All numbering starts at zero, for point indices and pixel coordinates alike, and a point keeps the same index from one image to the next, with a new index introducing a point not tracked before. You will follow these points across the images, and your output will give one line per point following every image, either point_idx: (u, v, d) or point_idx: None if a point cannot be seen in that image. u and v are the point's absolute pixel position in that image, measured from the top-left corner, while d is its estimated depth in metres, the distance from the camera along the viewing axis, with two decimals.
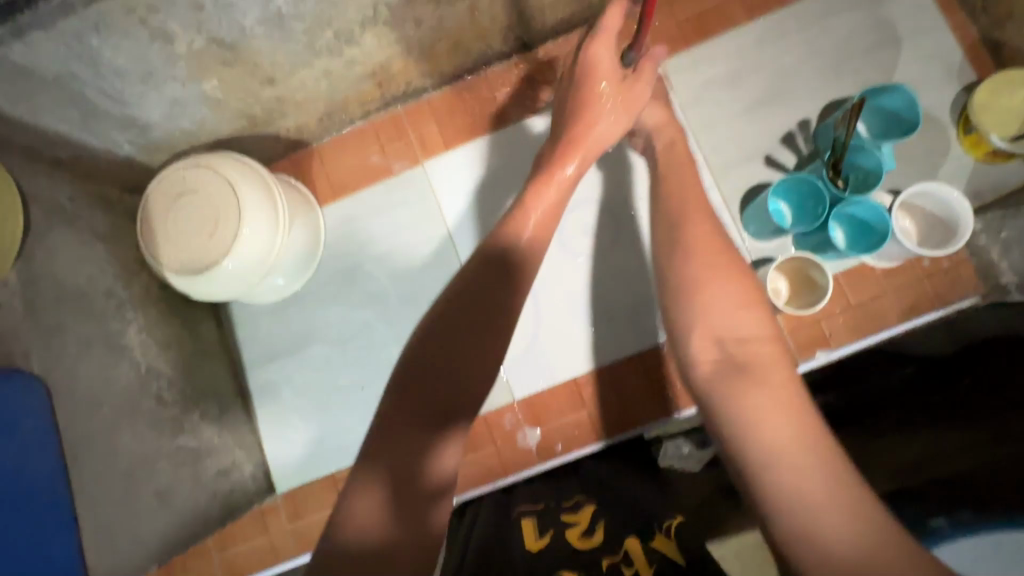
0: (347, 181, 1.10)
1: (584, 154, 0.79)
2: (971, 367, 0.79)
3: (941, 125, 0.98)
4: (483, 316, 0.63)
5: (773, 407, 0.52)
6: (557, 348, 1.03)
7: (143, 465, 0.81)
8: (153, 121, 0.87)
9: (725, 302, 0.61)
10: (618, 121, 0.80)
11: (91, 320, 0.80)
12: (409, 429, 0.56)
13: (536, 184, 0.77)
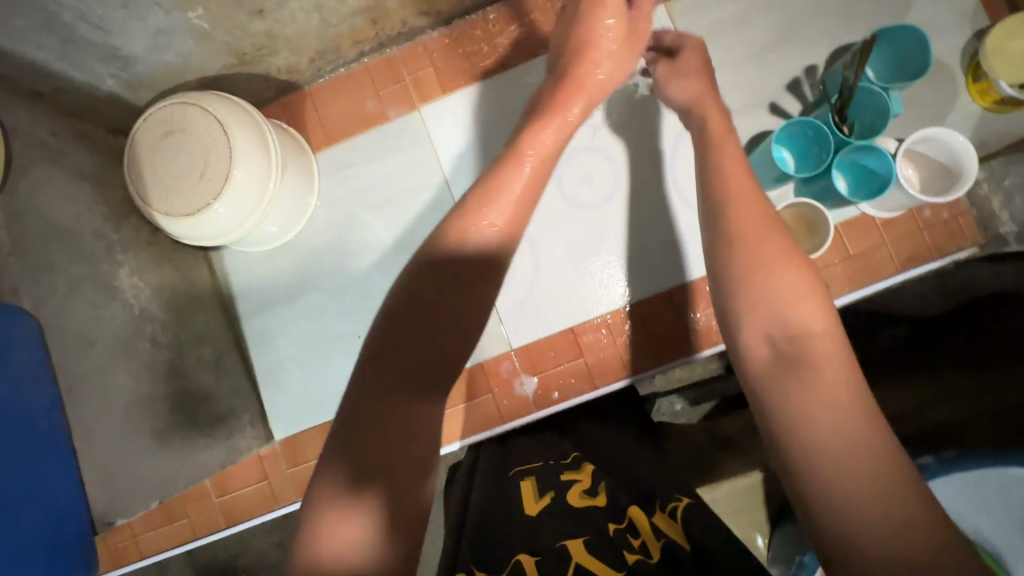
0: (341, 126, 1.07)
1: (583, 100, 0.75)
2: (963, 324, 0.86)
3: (950, 72, 0.96)
4: (450, 293, 0.56)
5: (829, 403, 0.45)
6: (555, 298, 1.03)
7: (140, 404, 0.81)
8: (136, 52, 0.83)
9: (776, 272, 0.54)
10: (619, 61, 0.77)
11: (80, 259, 0.79)
12: (376, 423, 0.49)
13: (534, 126, 0.71)
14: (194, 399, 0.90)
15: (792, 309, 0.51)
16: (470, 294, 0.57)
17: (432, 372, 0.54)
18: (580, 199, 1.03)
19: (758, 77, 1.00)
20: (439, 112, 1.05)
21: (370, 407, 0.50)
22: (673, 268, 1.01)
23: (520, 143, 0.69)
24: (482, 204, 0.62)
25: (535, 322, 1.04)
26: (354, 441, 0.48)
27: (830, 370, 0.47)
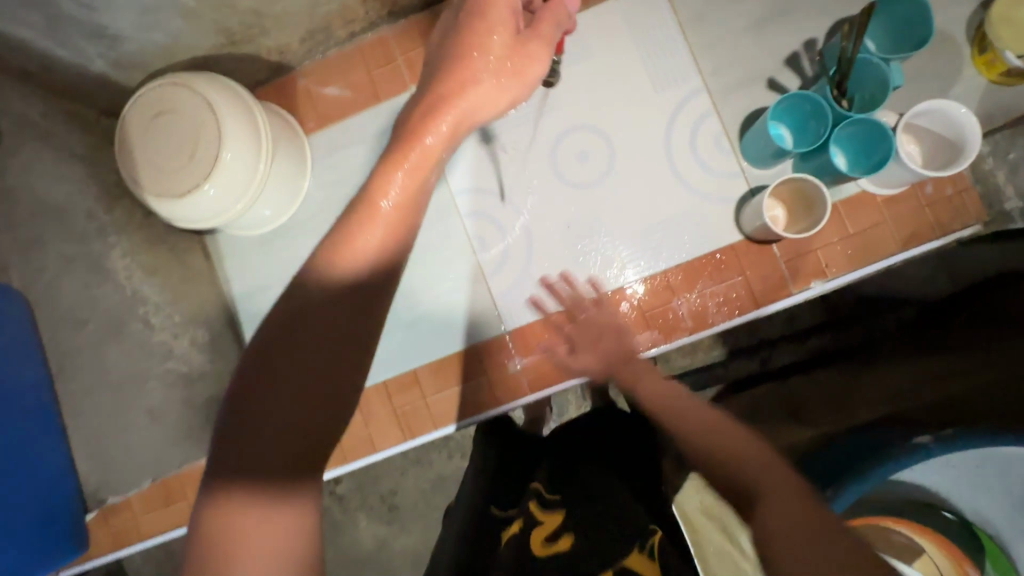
0: (331, 110, 1.06)
1: (447, 125, 0.64)
2: (968, 303, 0.93)
3: (955, 44, 0.93)
4: (327, 334, 0.50)
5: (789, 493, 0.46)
6: (549, 279, 1.02)
7: (133, 382, 0.83)
8: (125, 32, 0.82)
9: (648, 385, 0.73)
10: (499, 87, 0.67)
11: (71, 236, 0.79)
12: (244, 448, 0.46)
13: (384, 164, 0.60)
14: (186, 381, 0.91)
15: (653, 403, 0.69)
16: (348, 340, 0.51)
17: (320, 424, 0.49)
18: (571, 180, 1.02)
19: (754, 52, 0.98)
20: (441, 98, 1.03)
21: (251, 458, 0.46)
22: (675, 246, 0.99)
23: (369, 188, 0.59)
24: (324, 260, 0.54)
25: (528, 303, 1.03)
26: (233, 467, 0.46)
27: (689, 429, 0.61)
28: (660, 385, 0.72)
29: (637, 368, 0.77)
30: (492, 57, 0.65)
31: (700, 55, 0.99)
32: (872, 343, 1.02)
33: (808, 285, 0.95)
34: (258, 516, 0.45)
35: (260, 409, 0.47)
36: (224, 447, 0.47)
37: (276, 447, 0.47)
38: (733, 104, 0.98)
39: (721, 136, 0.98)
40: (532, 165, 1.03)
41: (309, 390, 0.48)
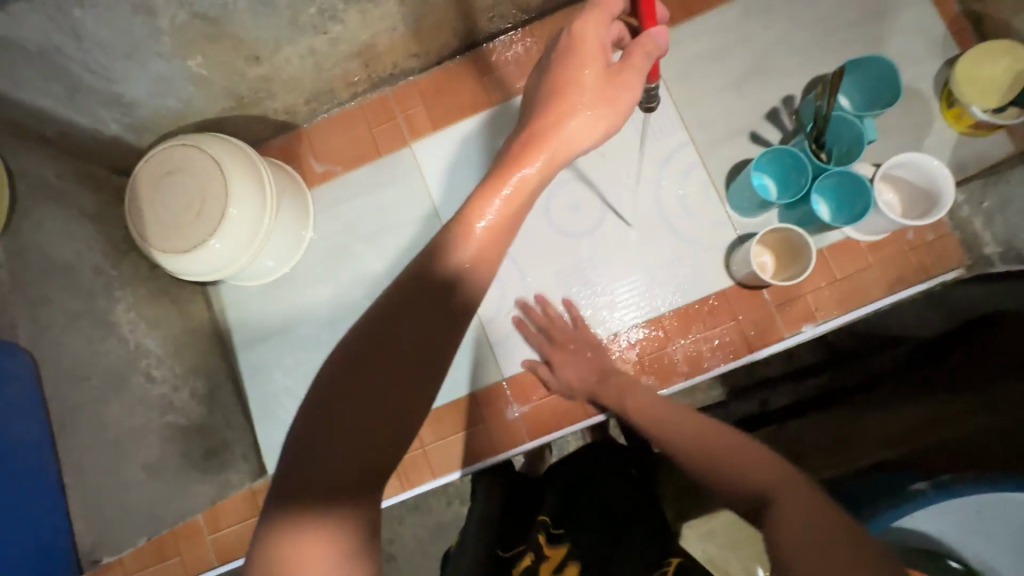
0: (329, 172, 1.11)
1: (544, 158, 0.66)
2: (960, 342, 0.92)
3: (923, 99, 0.99)
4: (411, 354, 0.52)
5: (801, 522, 0.47)
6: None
7: (132, 437, 0.82)
8: (140, 99, 0.86)
9: (741, 460, 0.58)
10: (596, 116, 0.68)
11: (79, 293, 0.81)
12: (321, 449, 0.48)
13: (487, 187, 0.63)
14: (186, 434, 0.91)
15: (777, 485, 0.52)
16: (428, 351, 0.53)
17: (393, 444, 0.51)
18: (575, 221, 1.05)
19: (737, 108, 1.03)
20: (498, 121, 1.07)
21: (322, 482, 0.48)
22: (669, 290, 1.02)
23: (467, 211, 0.62)
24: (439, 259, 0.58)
25: (526, 349, 1.04)
26: (305, 468, 0.48)
27: (799, 500, 0.49)
28: (769, 466, 0.56)
29: (727, 442, 0.62)
30: (591, 91, 0.67)
31: (686, 111, 1.04)
32: (868, 384, 1.03)
33: (799, 329, 0.97)
34: (315, 538, 0.47)
35: (343, 431, 0.49)
36: (298, 451, 0.49)
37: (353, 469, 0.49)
38: (719, 156, 1.03)
39: (708, 186, 1.02)
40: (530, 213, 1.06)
41: (393, 393, 0.51)
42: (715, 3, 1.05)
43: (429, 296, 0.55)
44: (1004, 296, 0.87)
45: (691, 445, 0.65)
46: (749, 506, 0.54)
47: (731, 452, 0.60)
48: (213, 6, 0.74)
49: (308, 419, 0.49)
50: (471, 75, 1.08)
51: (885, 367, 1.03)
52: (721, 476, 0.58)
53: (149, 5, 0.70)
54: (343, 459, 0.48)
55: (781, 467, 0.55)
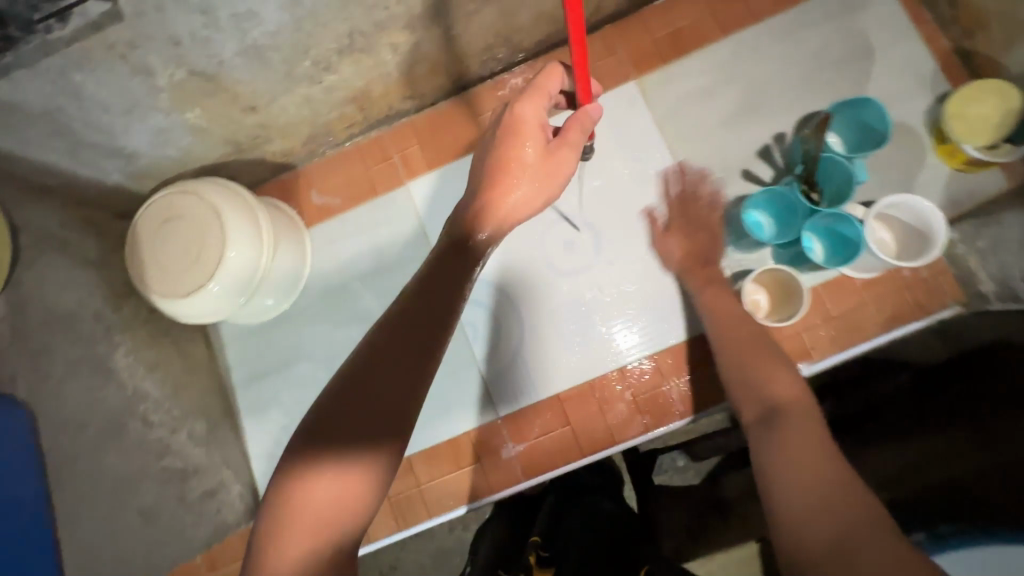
0: (325, 203, 1.13)
1: (492, 223, 0.77)
2: (960, 376, 0.92)
3: (914, 134, 0.99)
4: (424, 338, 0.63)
5: (807, 436, 0.62)
6: (539, 365, 1.04)
7: (129, 483, 0.83)
8: (140, 149, 0.88)
9: (767, 378, 0.73)
10: (538, 190, 0.77)
11: (77, 341, 0.83)
12: (351, 395, 0.59)
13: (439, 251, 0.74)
14: (183, 476, 0.92)
15: (788, 406, 0.68)
16: (443, 315, 0.66)
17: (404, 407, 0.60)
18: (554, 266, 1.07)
19: (728, 144, 1.04)
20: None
21: (349, 424, 0.57)
22: (664, 329, 1.02)
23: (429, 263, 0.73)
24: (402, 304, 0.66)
25: (520, 388, 1.04)
26: (334, 413, 0.58)
27: (805, 423, 0.64)
28: (791, 387, 0.71)
29: (764, 358, 0.77)
30: (529, 168, 0.76)
31: (677, 148, 1.05)
32: (874, 410, 1.00)
33: (795, 367, 0.97)
34: (335, 472, 0.56)
35: (370, 383, 0.59)
36: (332, 402, 0.59)
37: (370, 419, 0.58)
38: (711, 193, 1.03)
39: (701, 223, 1.03)
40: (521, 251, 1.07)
41: (410, 351, 0.62)
42: (705, 42, 1.06)
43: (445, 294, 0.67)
44: (1017, 334, 0.86)
45: (734, 359, 0.79)
46: (760, 413, 0.69)
47: (775, 371, 0.74)
48: (209, 63, 0.76)
49: (343, 378, 0.60)
50: (465, 114, 1.09)
51: (887, 394, 1.00)
52: (750, 387, 0.74)
53: (147, 66, 0.72)
54: (374, 392, 0.59)
55: (800, 394, 0.69)
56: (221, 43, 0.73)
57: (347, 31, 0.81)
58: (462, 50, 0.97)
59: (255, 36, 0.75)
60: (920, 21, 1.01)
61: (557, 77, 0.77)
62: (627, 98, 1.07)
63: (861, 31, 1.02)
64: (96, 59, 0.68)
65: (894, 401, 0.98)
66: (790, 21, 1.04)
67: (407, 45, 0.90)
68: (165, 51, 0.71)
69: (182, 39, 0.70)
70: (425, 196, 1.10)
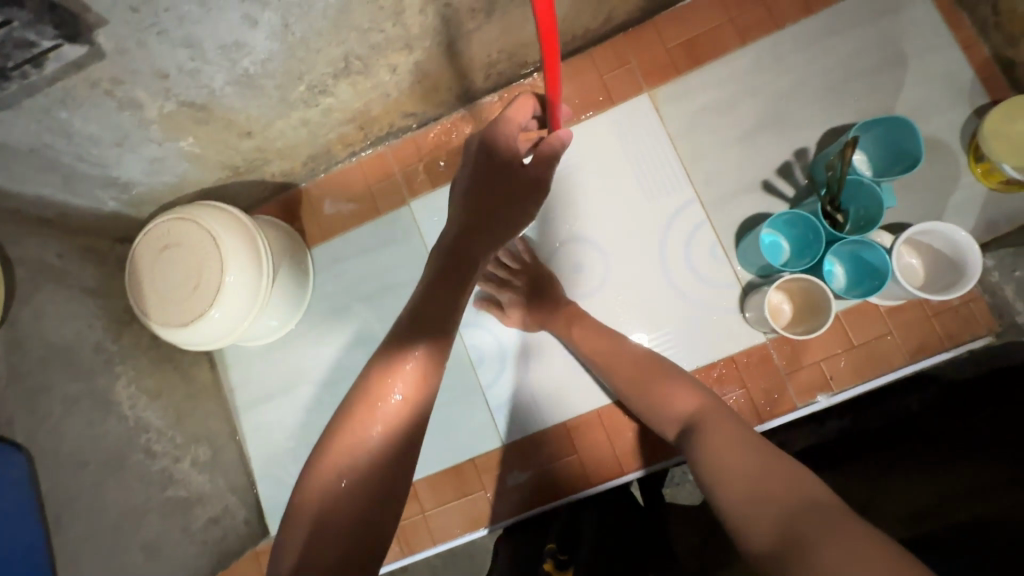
0: (340, 213, 1.10)
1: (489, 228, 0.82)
2: (992, 399, 0.77)
3: (948, 151, 0.92)
4: (470, 277, 0.78)
5: (723, 442, 0.65)
6: (531, 393, 1.02)
7: (130, 517, 0.83)
8: (135, 178, 0.86)
9: (665, 398, 0.78)
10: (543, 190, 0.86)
11: (77, 377, 0.82)
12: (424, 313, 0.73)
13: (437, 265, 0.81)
14: (185, 505, 0.92)
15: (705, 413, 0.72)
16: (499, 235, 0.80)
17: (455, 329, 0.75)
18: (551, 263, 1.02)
19: (746, 161, 0.98)
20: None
21: (418, 329, 0.72)
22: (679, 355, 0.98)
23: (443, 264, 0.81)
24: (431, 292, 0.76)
25: (527, 413, 1.02)
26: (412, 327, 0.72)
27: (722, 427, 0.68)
28: (688, 392, 0.77)
29: (662, 376, 0.82)
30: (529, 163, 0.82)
31: (692, 164, 1.00)
32: (899, 424, 0.85)
33: (813, 399, 0.93)
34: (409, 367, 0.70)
35: (439, 300, 0.75)
36: (411, 319, 0.74)
37: (424, 331, 0.73)
38: (728, 213, 0.98)
39: (715, 245, 0.98)
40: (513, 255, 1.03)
41: (470, 268, 0.78)
42: (723, 51, 1.00)
43: (482, 248, 0.80)
44: None
45: (633, 382, 0.84)
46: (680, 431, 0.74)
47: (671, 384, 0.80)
48: (200, 94, 0.73)
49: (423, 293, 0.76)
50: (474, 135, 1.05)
51: (910, 413, 0.86)
52: (657, 409, 0.79)
53: (135, 100, 0.70)
54: (438, 306, 0.74)
55: (698, 399, 0.75)
56: (211, 74, 0.70)
57: (342, 55, 0.78)
58: (465, 66, 0.93)
59: (246, 65, 0.72)
60: (958, 27, 0.94)
61: (525, 107, 0.85)
62: (642, 112, 1.02)
63: (892, 39, 0.96)
64: (81, 97, 0.66)
65: (910, 421, 0.84)
66: (815, 28, 0.98)
67: (407, 65, 0.86)
68: (153, 84, 0.68)
69: (170, 72, 0.68)
70: (427, 217, 1.08)
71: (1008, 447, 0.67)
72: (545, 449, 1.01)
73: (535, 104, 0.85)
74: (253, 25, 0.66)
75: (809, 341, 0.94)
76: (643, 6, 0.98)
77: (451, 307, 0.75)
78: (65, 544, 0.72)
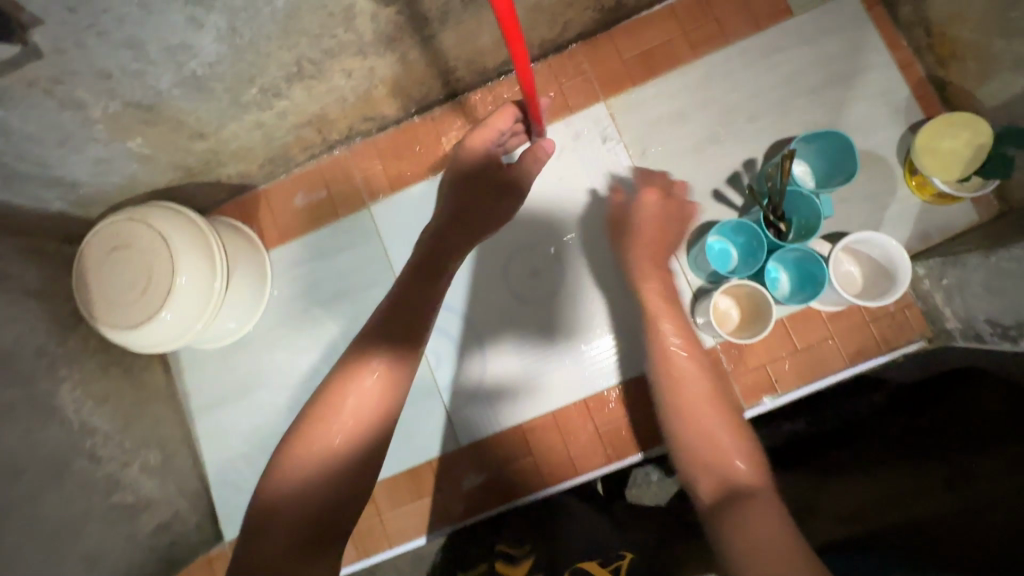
0: (311, 204, 1.09)
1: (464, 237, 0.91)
2: (931, 403, 0.82)
3: (885, 165, 0.97)
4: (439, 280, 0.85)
5: (769, 540, 0.58)
6: (497, 391, 1.03)
7: (72, 524, 0.81)
8: (81, 178, 0.84)
9: (728, 453, 0.72)
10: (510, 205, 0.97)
11: (16, 382, 0.80)
12: (401, 309, 0.79)
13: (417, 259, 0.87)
14: (133, 511, 0.91)
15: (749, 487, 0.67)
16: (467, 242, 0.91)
17: (425, 325, 0.79)
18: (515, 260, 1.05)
19: (698, 171, 1.01)
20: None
21: (398, 322, 0.77)
22: (635, 358, 1.01)
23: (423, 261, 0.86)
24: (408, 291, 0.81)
25: (493, 411, 1.03)
26: (391, 318, 0.78)
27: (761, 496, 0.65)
28: (751, 458, 0.72)
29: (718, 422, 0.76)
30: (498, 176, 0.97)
31: (645, 173, 1.03)
32: (848, 427, 0.90)
33: (759, 401, 0.96)
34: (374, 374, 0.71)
35: (419, 298, 0.81)
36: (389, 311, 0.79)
37: (399, 328, 0.76)
38: None
39: None
40: (480, 266, 1.05)
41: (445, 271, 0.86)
42: (676, 63, 1.03)
43: (450, 247, 0.88)
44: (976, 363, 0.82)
45: (690, 406, 0.78)
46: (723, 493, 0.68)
47: (719, 424, 0.75)
48: (146, 95, 0.73)
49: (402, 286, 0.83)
50: (433, 139, 1.07)
51: (860, 414, 0.91)
52: (710, 463, 0.72)
53: (77, 100, 0.69)
54: (416, 304, 0.80)
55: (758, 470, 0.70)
56: (156, 75, 0.70)
57: (294, 60, 0.78)
58: (423, 72, 0.93)
59: (193, 67, 0.71)
60: (896, 47, 0.98)
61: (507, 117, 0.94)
62: (598, 121, 1.04)
63: (835, 57, 1.00)
64: (17, 96, 0.64)
65: (863, 421, 0.89)
66: (763, 44, 1.02)
67: (363, 70, 0.86)
68: (95, 85, 0.67)
69: (112, 73, 0.67)
70: (387, 220, 1.08)
71: (952, 470, 0.67)
72: (502, 451, 1.02)
73: (517, 113, 0.95)
74: (199, 27, 0.65)
75: (755, 345, 0.97)
76: (599, 18, 1.00)
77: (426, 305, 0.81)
78: None
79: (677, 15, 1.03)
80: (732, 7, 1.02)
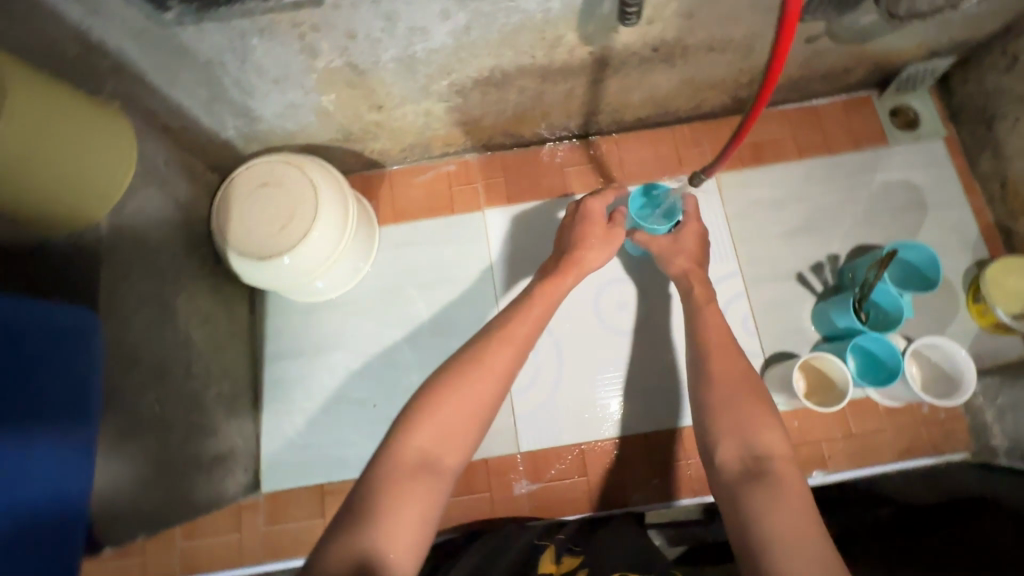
0: (429, 193, 1.18)
1: (474, 394, 0.68)
2: (945, 525, 0.85)
3: (952, 287, 1.09)
4: (410, 485, 0.60)
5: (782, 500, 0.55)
6: (573, 410, 1.07)
7: (161, 426, 0.82)
8: (265, 113, 0.93)
9: (750, 411, 0.65)
10: (601, 251, 0.90)
11: (152, 277, 0.83)
12: (359, 507, 0.58)
13: (408, 426, 0.65)
14: (200, 436, 0.91)
15: (777, 464, 0.59)
16: (482, 390, 0.68)
17: (388, 525, 0.56)
18: (619, 301, 1.11)
19: (786, 253, 1.12)
20: (563, 213, 1.16)
21: (347, 518, 0.57)
22: None
23: (410, 430, 0.65)
24: (391, 481, 0.60)
25: (563, 427, 1.06)
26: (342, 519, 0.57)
27: (789, 482, 0.57)
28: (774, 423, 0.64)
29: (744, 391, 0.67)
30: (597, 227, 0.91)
31: (740, 242, 1.13)
32: (854, 532, 0.89)
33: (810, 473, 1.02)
34: None
35: (393, 489, 0.59)
36: (351, 504, 0.59)
37: (346, 536, 0.55)
38: (764, 292, 1.11)
39: (748, 317, 1.10)
40: (592, 294, 1.12)
41: (432, 436, 0.64)
42: (784, 157, 1.17)
43: (453, 403, 0.67)
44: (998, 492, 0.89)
45: (727, 399, 0.67)
46: (743, 463, 0.61)
47: (733, 380, 0.69)
48: (367, 61, 0.83)
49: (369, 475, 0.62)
50: (558, 166, 1.18)
51: (866, 523, 0.91)
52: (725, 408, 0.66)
53: (316, 48, 0.78)
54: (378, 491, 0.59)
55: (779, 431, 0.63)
56: (386, 47, 0.80)
57: (492, 67, 0.89)
58: (576, 106, 1.05)
59: (416, 49, 0.82)
60: (972, 193, 1.13)
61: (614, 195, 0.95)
62: (706, 189, 1.16)
63: (918, 186, 1.15)
64: (277, 31, 0.74)
65: (873, 530, 0.88)
66: (859, 161, 1.16)
67: (533, 91, 0.98)
68: (337, 41, 0.77)
69: (357, 35, 0.77)
70: (497, 227, 1.16)
71: None
72: (556, 469, 1.04)
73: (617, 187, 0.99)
74: (444, 19, 0.77)
75: (813, 421, 1.04)
76: (728, 104, 1.15)
77: (410, 506, 0.58)
78: (106, 434, 0.70)
79: (790, 119, 1.19)
80: (839, 125, 1.18)
